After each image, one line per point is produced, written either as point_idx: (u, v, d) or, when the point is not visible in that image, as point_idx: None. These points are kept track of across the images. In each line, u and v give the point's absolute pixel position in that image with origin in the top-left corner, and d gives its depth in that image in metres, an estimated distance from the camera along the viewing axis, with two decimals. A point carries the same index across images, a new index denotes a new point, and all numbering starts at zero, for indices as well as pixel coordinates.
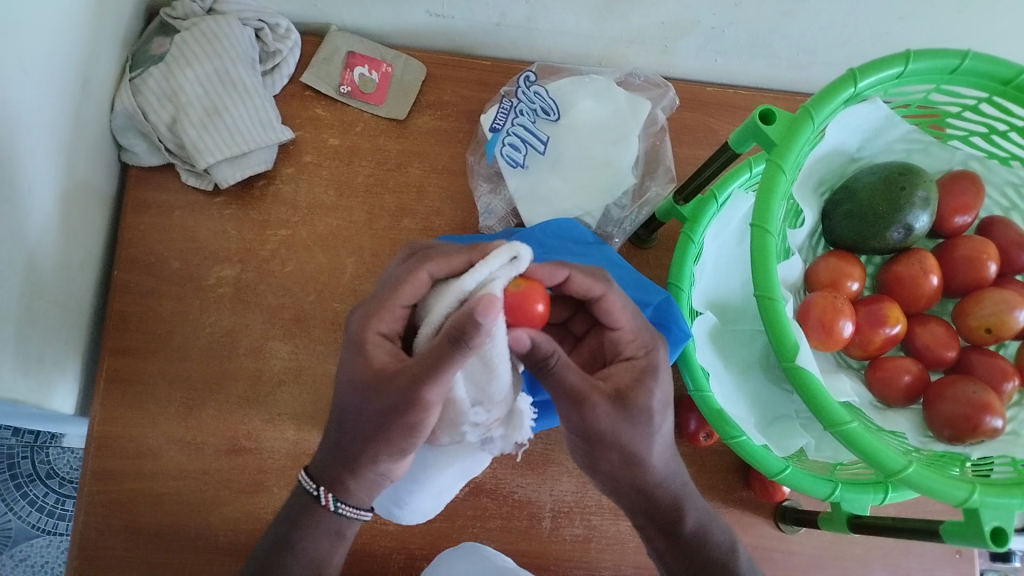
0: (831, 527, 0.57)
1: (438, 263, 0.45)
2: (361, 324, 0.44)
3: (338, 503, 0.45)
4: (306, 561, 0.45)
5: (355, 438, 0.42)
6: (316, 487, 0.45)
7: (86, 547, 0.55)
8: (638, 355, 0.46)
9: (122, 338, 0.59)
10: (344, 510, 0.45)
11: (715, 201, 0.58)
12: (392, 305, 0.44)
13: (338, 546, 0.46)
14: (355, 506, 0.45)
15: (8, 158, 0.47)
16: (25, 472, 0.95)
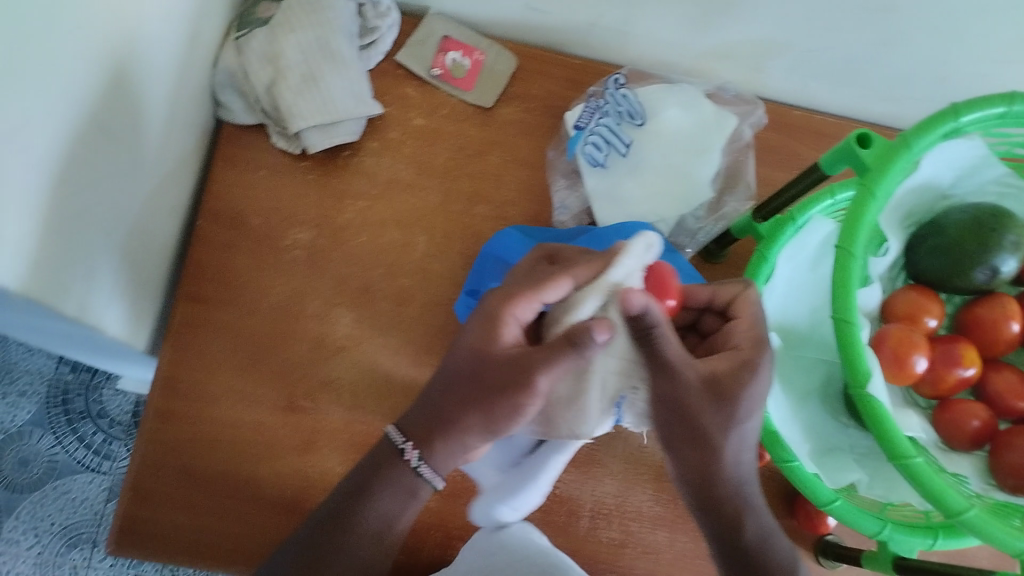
0: (874, 566, 0.56)
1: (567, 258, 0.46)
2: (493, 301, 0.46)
3: (420, 461, 0.46)
4: (380, 517, 0.46)
5: (438, 416, 0.46)
6: (403, 441, 0.46)
7: (141, 482, 0.57)
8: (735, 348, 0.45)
9: (197, 287, 0.61)
10: (423, 470, 0.46)
11: (793, 225, 0.57)
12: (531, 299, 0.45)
13: (411, 505, 0.47)
14: (433, 469, 0.46)
15: (127, 99, 0.49)
16: (78, 409, 0.98)
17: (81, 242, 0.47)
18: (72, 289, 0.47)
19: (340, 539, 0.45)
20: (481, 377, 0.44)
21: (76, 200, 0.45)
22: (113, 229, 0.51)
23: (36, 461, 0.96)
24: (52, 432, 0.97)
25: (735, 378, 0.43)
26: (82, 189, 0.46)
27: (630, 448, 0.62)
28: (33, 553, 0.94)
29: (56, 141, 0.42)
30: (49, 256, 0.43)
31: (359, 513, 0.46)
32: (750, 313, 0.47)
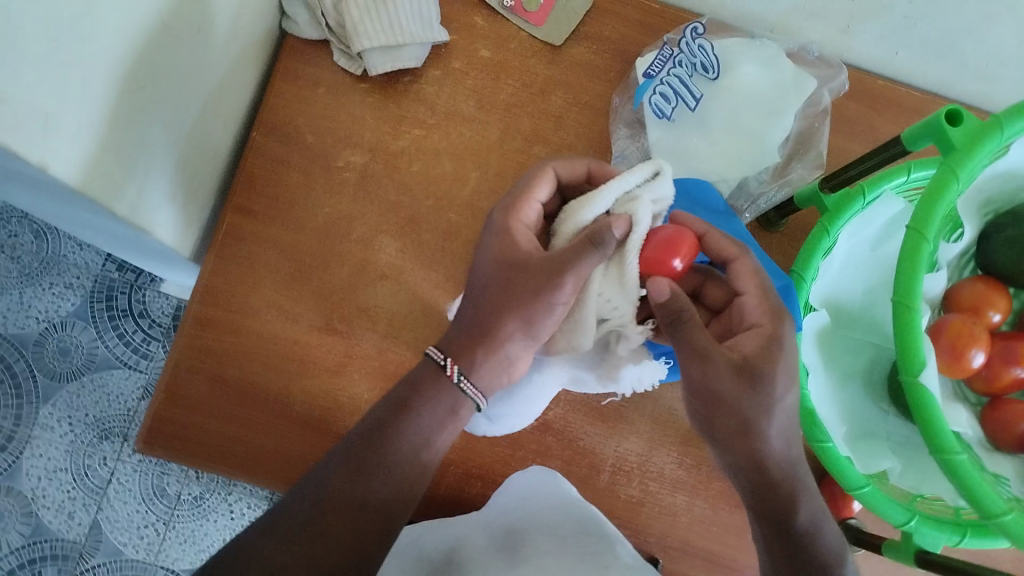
0: (894, 555, 0.55)
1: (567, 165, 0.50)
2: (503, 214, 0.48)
3: (460, 377, 0.46)
4: (419, 438, 0.45)
5: (474, 330, 0.47)
6: (442, 357, 0.47)
7: (174, 384, 0.58)
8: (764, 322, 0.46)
9: (246, 198, 0.61)
10: (465, 386, 0.46)
11: (863, 199, 0.55)
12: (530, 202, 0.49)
13: (450, 424, 0.47)
14: (476, 386, 0.47)
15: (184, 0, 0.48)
16: (121, 307, 1.01)
17: (135, 144, 0.48)
18: (126, 189, 0.49)
19: (376, 461, 0.44)
20: (508, 282, 0.46)
21: (132, 102, 0.47)
22: (168, 136, 0.53)
23: (77, 352, 0.99)
24: (93, 326, 1.00)
25: (765, 356, 0.45)
26: (140, 92, 0.47)
27: (659, 409, 0.61)
28: (66, 440, 0.97)
29: (117, 42, 0.43)
30: (103, 155, 0.45)
31: (397, 433, 0.45)
32: (754, 284, 0.48)
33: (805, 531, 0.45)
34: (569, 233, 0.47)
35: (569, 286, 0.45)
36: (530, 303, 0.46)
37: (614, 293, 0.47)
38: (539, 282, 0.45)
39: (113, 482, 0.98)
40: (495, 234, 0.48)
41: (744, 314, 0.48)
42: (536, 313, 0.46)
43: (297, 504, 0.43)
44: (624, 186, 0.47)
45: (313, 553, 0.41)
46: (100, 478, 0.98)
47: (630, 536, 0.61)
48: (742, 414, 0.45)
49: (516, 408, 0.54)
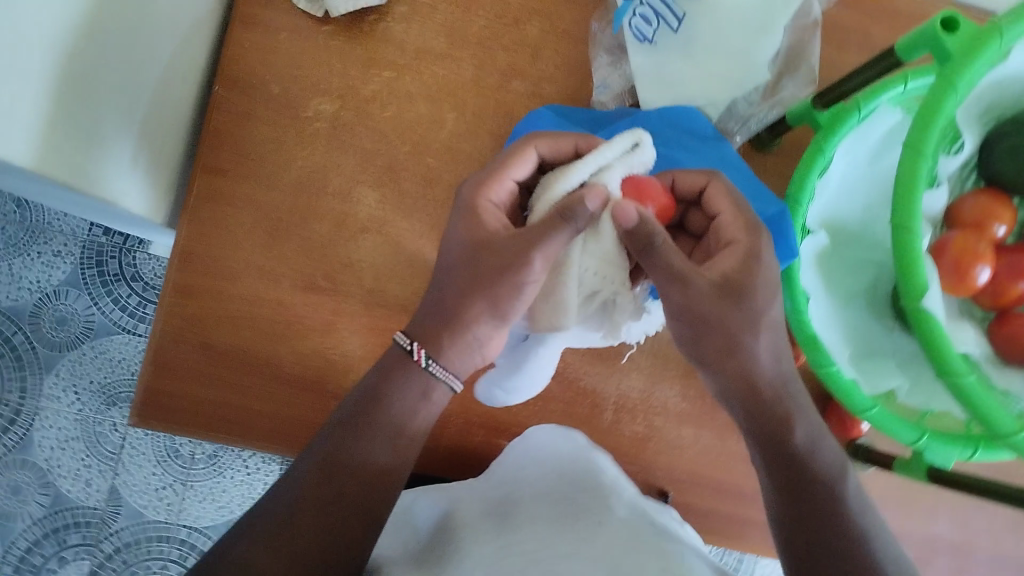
0: (905, 473, 0.55)
1: (546, 142, 0.50)
2: (472, 190, 0.48)
3: (429, 360, 0.46)
4: (395, 417, 0.46)
5: (441, 314, 0.47)
6: (408, 342, 0.47)
7: (162, 355, 0.56)
8: (739, 238, 0.47)
9: (214, 156, 0.58)
10: (434, 369, 0.47)
11: (858, 114, 0.51)
12: (503, 178, 0.49)
13: (424, 407, 0.47)
14: (445, 367, 0.47)
15: None
16: (112, 271, 0.99)
17: (86, 113, 0.47)
18: (82, 160, 0.47)
19: (355, 442, 0.45)
20: (475, 264, 0.46)
21: (75, 67, 0.45)
22: (126, 100, 0.51)
23: (74, 320, 0.98)
24: (87, 293, 0.98)
25: (745, 272, 0.45)
26: (81, 56, 0.45)
27: (658, 344, 0.60)
28: (75, 409, 0.97)
29: (43, 5, 0.41)
30: (50, 127, 0.43)
31: (373, 412, 0.46)
32: (728, 204, 0.48)
33: (803, 447, 0.47)
34: (544, 207, 0.46)
35: (540, 265, 0.44)
36: (497, 284, 0.45)
37: (595, 260, 0.47)
38: (504, 263, 0.45)
39: (126, 447, 0.98)
40: (464, 216, 0.48)
41: (722, 234, 0.48)
42: (500, 293, 0.45)
43: (290, 491, 0.44)
44: (601, 159, 0.47)
45: (307, 535, 0.43)
46: (113, 443, 0.98)
47: (637, 472, 0.60)
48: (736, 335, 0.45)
49: (527, 376, 0.53)
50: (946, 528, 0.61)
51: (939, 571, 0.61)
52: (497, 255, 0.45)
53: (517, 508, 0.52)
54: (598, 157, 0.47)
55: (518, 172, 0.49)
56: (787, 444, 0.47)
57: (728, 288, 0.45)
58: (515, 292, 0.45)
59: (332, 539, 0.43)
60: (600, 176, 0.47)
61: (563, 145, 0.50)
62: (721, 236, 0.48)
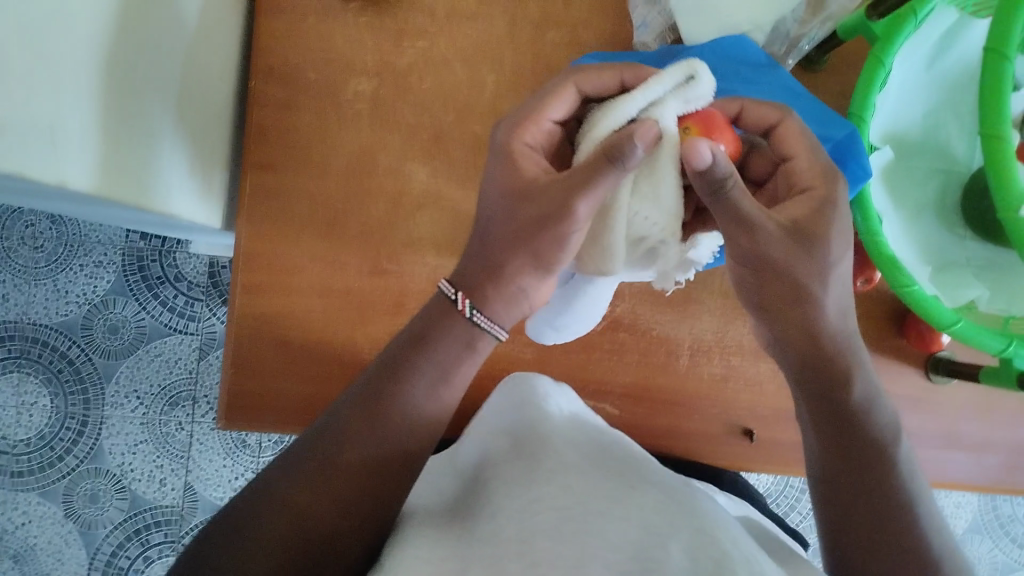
0: (994, 382, 0.54)
1: (588, 78, 0.48)
2: (507, 132, 0.47)
3: (474, 311, 0.46)
4: (421, 395, 0.44)
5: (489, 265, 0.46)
6: (454, 292, 0.46)
7: (239, 357, 0.57)
8: (816, 184, 0.44)
9: (261, 151, 0.58)
10: (479, 319, 0.46)
11: (915, 18, 0.49)
12: (542, 119, 0.48)
13: (470, 357, 0.46)
14: (491, 318, 0.46)
15: None
16: (155, 274, 1.00)
17: (135, 127, 0.46)
18: (138, 175, 0.47)
19: (374, 431, 0.42)
20: (515, 220, 0.45)
21: (120, 82, 0.44)
22: (170, 108, 0.50)
23: (125, 327, 0.99)
24: (134, 299, 0.99)
25: (816, 219, 0.43)
26: (124, 69, 0.44)
27: (726, 282, 0.60)
28: (139, 413, 0.99)
29: (85, 26, 0.40)
30: (106, 147, 0.43)
31: (400, 386, 0.44)
32: (801, 146, 0.46)
33: (860, 405, 0.46)
34: (588, 147, 0.45)
35: (585, 209, 0.43)
36: (538, 237, 0.44)
37: (649, 204, 0.45)
38: (546, 211, 0.43)
39: (194, 443, 1.00)
40: (501, 158, 0.47)
41: (795, 180, 0.45)
42: (543, 245, 0.45)
43: (329, 445, 0.42)
44: (652, 94, 0.45)
45: (330, 501, 0.40)
46: (181, 442, 1.00)
47: (719, 413, 0.60)
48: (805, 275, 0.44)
49: (573, 312, 0.53)
50: None
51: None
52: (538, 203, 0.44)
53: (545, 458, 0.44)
54: (648, 92, 0.44)
55: (555, 112, 0.48)
56: (844, 403, 0.46)
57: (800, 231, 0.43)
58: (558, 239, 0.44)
59: (349, 514, 0.41)
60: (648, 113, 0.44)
61: (606, 81, 0.49)
62: (792, 183, 0.45)
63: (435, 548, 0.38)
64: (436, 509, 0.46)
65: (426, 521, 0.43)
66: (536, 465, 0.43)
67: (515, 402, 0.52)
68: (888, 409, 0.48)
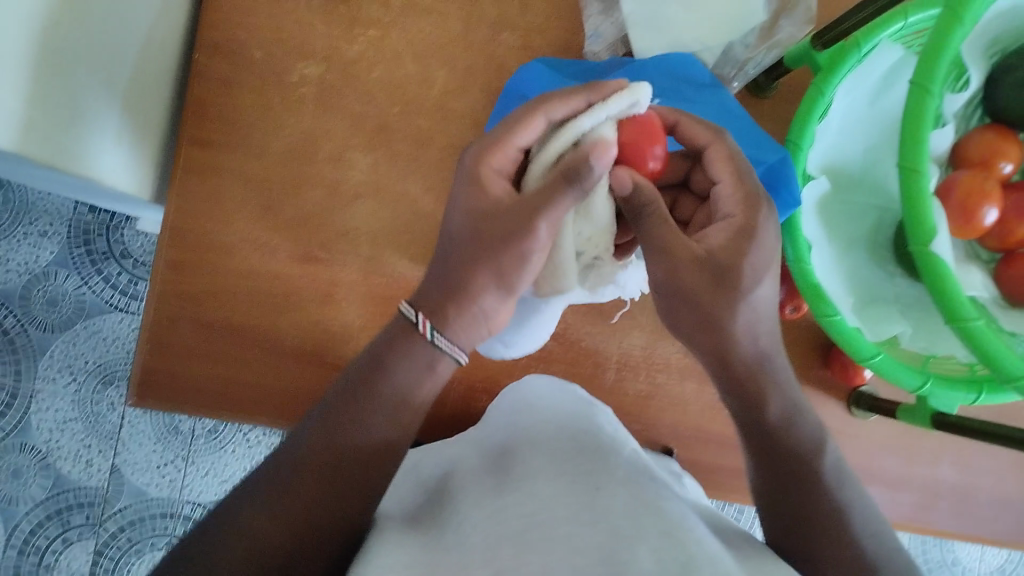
0: (910, 419, 0.54)
1: (556, 105, 0.44)
2: (474, 157, 0.44)
3: (434, 333, 0.43)
4: (397, 390, 0.42)
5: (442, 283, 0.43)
6: (414, 313, 0.43)
7: (158, 335, 0.55)
8: (736, 213, 0.44)
9: (200, 126, 0.57)
10: (439, 343, 0.42)
11: (858, 52, 0.49)
12: (506, 147, 0.44)
13: (429, 378, 0.43)
14: (452, 341, 0.43)
15: None
16: (100, 249, 0.97)
17: (73, 89, 0.46)
18: (69, 139, 0.46)
19: (354, 423, 0.41)
20: (477, 240, 0.42)
21: (60, 42, 0.43)
22: (112, 72, 0.50)
23: (65, 300, 0.96)
24: (77, 272, 0.96)
25: (735, 248, 0.43)
26: (66, 31, 0.44)
27: None
28: (71, 390, 0.96)
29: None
30: (40, 108, 0.43)
31: (373, 386, 0.42)
32: (727, 172, 0.46)
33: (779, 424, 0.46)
34: (541, 171, 0.43)
35: (547, 229, 0.41)
36: (500, 249, 0.42)
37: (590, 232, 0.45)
38: (508, 230, 0.41)
39: (125, 427, 0.97)
40: (465, 185, 0.44)
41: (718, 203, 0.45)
42: (506, 264, 0.42)
43: (282, 471, 0.39)
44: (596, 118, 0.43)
45: (283, 515, 0.38)
46: (111, 423, 0.97)
47: (642, 430, 0.60)
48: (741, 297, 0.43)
49: (532, 332, 0.52)
50: (949, 471, 0.61)
51: (945, 516, 0.61)
52: (499, 223, 0.42)
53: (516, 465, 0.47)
54: (593, 116, 0.43)
55: (523, 138, 0.44)
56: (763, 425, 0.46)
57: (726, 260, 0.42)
58: (520, 261, 0.42)
59: (310, 515, 0.38)
60: (594, 137, 0.43)
61: (574, 104, 0.44)
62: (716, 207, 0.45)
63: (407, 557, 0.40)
64: (395, 521, 0.47)
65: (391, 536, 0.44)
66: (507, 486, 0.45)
67: (509, 407, 0.56)
68: (814, 422, 0.47)
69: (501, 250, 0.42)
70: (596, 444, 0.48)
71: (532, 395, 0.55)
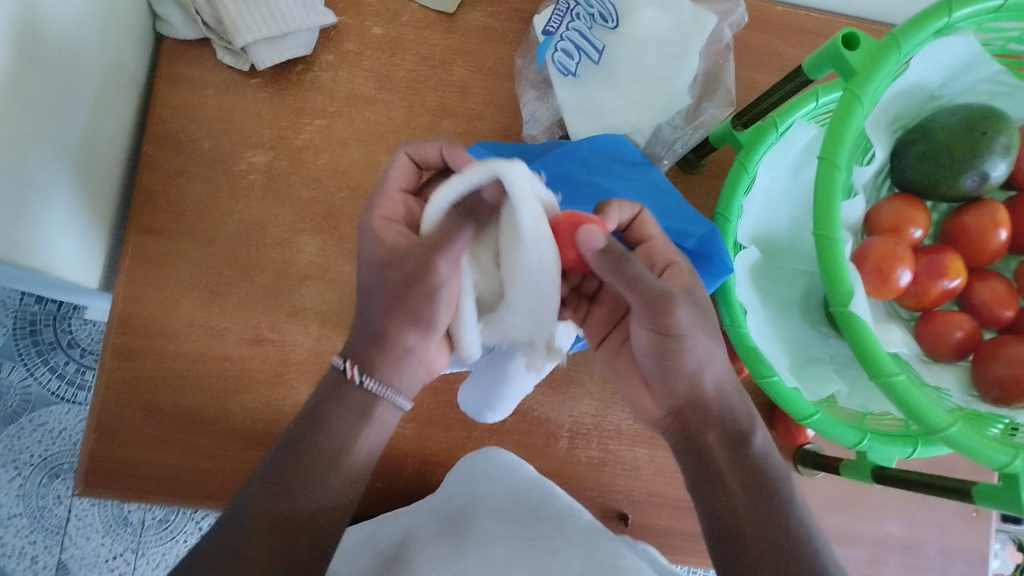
0: (853, 475, 0.56)
1: (411, 150, 0.46)
2: (366, 212, 0.45)
3: (363, 377, 0.44)
4: (332, 438, 0.43)
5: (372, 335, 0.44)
6: (343, 361, 0.44)
7: (106, 423, 0.55)
8: (676, 260, 0.46)
9: (150, 217, 0.58)
10: (367, 384, 0.44)
11: (774, 129, 0.53)
12: (389, 194, 0.46)
13: (367, 426, 0.44)
14: (385, 385, 0.44)
15: (34, 33, 0.45)
16: (48, 339, 0.95)
17: (24, 186, 0.47)
18: (21, 235, 0.47)
19: (300, 465, 0.41)
20: (390, 284, 0.42)
21: (13, 141, 0.45)
22: (64, 166, 0.51)
23: (9, 393, 0.93)
24: (22, 363, 0.94)
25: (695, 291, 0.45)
26: (19, 132, 0.45)
27: None
28: (16, 485, 0.92)
29: None
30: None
31: (313, 437, 0.42)
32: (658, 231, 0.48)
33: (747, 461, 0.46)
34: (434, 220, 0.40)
35: (448, 273, 0.40)
36: (410, 298, 0.41)
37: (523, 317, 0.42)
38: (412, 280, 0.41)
39: (72, 520, 0.93)
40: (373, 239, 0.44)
41: (652, 256, 0.47)
42: (416, 306, 0.42)
43: (234, 529, 0.40)
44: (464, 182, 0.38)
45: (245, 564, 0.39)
46: (58, 517, 0.93)
47: (597, 497, 0.61)
48: (687, 339, 0.44)
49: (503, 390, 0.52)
50: (896, 525, 0.62)
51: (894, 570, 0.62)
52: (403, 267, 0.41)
53: (473, 529, 0.49)
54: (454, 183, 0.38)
55: (397, 181, 0.46)
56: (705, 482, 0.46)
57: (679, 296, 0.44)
58: (430, 298, 0.41)
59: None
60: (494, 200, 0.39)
61: (429, 149, 0.46)
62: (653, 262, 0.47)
63: None
64: None
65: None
66: (463, 543, 0.47)
67: (473, 473, 0.55)
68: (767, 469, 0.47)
69: (413, 303, 0.41)
70: (550, 509, 0.50)
71: (493, 466, 0.55)
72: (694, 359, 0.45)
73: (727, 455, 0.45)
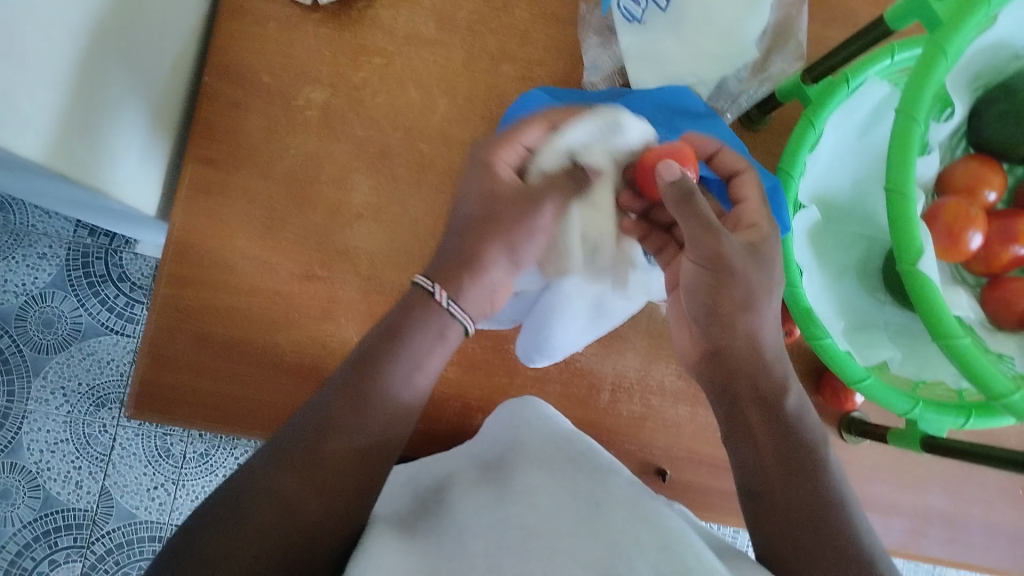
0: (901, 444, 0.55)
1: (562, 112, 0.48)
2: (485, 152, 0.48)
3: (449, 301, 0.46)
4: (407, 360, 0.45)
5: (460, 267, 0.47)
6: (431, 284, 0.47)
7: (155, 350, 0.56)
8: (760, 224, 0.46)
9: (207, 147, 0.58)
10: (453, 310, 0.46)
11: (848, 86, 0.50)
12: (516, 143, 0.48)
13: (440, 347, 0.46)
14: (463, 309, 0.47)
15: None
16: (98, 272, 0.97)
17: (89, 104, 0.47)
18: (85, 154, 0.47)
19: (366, 387, 0.43)
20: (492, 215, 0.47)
21: (78, 59, 0.45)
22: (127, 88, 0.51)
23: (61, 322, 0.95)
24: (73, 295, 0.96)
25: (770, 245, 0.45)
26: (84, 50, 0.45)
27: (654, 323, 0.61)
28: (63, 411, 0.95)
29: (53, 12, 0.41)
30: (59, 122, 0.44)
31: (385, 362, 0.44)
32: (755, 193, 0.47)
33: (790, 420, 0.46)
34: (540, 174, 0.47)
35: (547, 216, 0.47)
36: (509, 232, 0.47)
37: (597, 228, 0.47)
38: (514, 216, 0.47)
39: (116, 449, 0.96)
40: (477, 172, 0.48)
41: (741, 218, 0.46)
42: (513, 237, 0.47)
43: (293, 440, 0.41)
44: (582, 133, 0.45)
45: (304, 488, 0.40)
46: (102, 445, 0.96)
47: (636, 451, 0.61)
48: (756, 285, 0.44)
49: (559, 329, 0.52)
50: (938, 498, 0.62)
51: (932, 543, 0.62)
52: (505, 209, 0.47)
53: (515, 476, 0.48)
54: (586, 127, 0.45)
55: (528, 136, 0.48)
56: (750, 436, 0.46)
57: (757, 250, 0.44)
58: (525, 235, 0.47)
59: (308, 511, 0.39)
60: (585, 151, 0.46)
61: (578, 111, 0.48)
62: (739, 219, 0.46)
63: (404, 559, 0.41)
64: (389, 525, 0.47)
65: (382, 535, 0.44)
66: (504, 491, 0.46)
67: (513, 421, 0.55)
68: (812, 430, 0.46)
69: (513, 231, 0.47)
70: (592, 464, 0.49)
71: (538, 413, 0.54)
72: (748, 312, 0.44)
73: (764, 412, 0.45)
